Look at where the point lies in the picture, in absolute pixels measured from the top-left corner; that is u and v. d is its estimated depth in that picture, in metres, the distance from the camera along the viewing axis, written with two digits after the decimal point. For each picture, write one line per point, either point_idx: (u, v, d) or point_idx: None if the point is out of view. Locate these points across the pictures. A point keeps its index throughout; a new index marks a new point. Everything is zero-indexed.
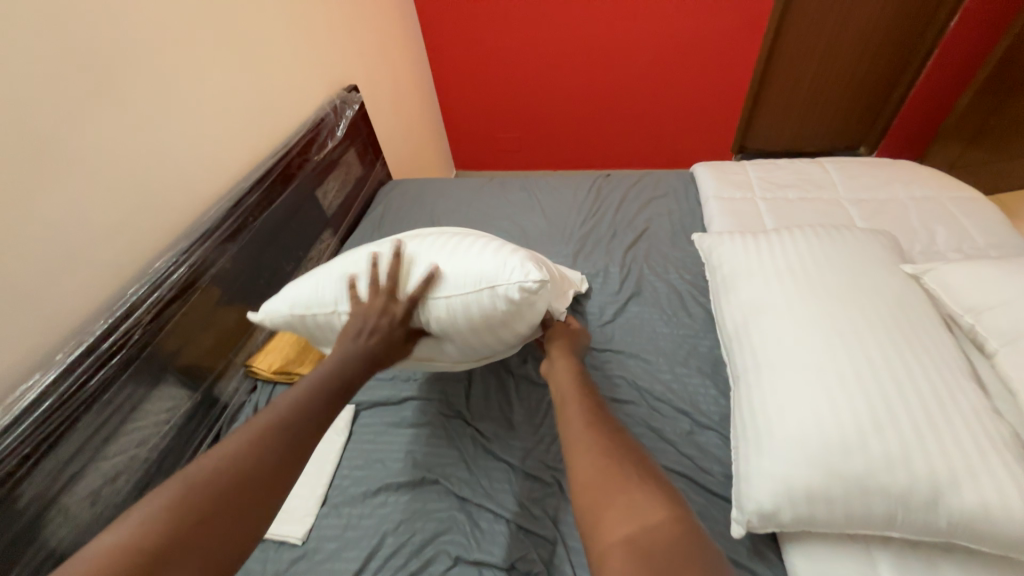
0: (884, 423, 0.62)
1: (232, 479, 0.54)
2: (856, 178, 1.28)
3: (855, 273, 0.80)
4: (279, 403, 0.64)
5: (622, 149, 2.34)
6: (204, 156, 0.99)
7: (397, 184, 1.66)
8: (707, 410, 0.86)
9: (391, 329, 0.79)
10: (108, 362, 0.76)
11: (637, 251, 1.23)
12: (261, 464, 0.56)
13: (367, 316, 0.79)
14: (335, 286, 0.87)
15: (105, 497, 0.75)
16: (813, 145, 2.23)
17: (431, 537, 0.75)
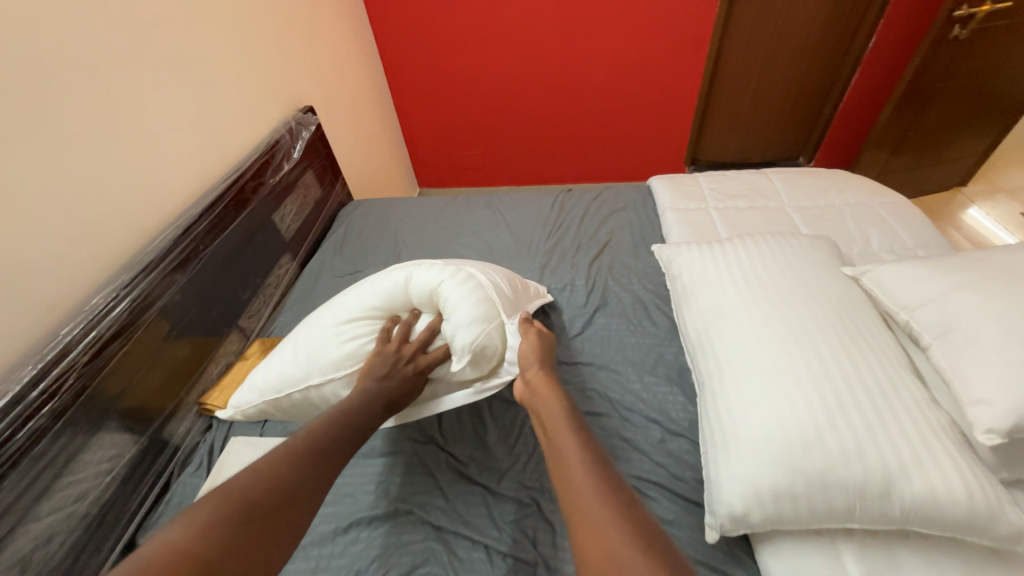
0: (838, 419, 0.65)
1: (264, 505, 0.53)
2: (797, 186, 1.37)
3: (802, 277, 0.85)
4: (281, 446, 0.61)
5: (582, 164, 2.41)
6: (146, 183, 0.94)
7: (359, 205, 1.63)
8: (676, 417, 0.88)
9: (411, 375, 0.80)
10: (38, 413, 0.69)
11: (602, 263, 1.25)
12: (286, 495, 0.55)
13: (398, 360, 0.81)
14: (305, 361, 0.85)
15: (37, 563, 0.68)
16: (758, 156, 2.38)
17: (408, 571, 0.72)
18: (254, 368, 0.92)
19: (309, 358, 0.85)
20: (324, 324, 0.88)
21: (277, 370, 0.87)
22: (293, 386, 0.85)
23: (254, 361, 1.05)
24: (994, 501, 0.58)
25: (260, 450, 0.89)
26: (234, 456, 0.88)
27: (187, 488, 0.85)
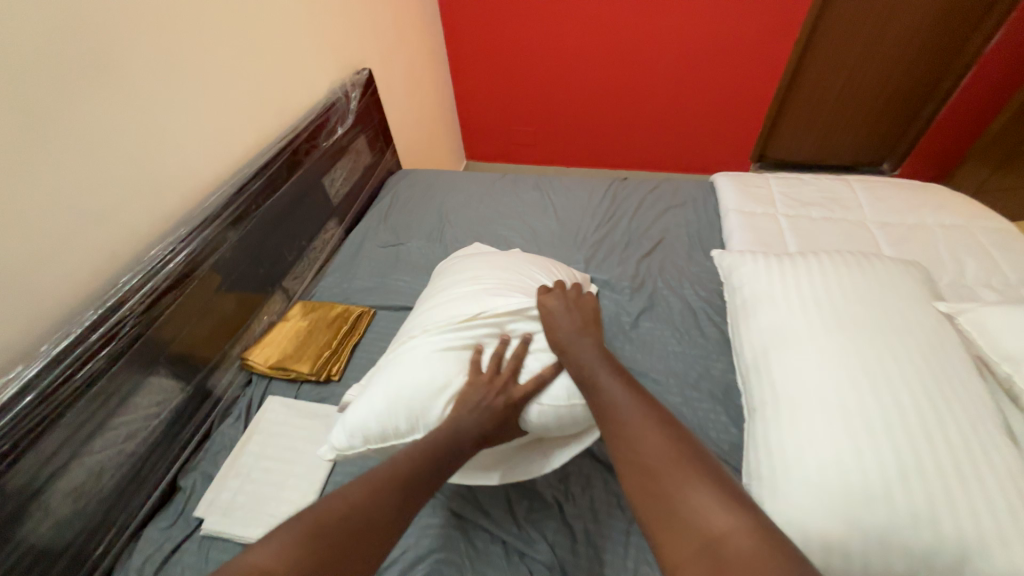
0: (912, 477, 0.58)
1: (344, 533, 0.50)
2: (884, 200, 1.23)
3: (886, 307, 0.76)
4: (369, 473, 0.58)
5: (637, 150, 2.29)
6: (206, 138, 0.94)
7: (407, 174, 1.61)
8: (717, 438, 0.83)
9: (508, 410, 0.68)
10: (97, 354, 0.72)
11: (652, 262, 1.18)
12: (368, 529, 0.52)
13: (487, 390, 0.69)
14: (415, 405, 0.71)
15: (88, 494, 0.72)
16: (834, 158, 2.17)
17: (424, 554, 0.72)
18: (350, 407, 0.75)
19: (419, 402, 0.71)
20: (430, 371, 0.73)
21: (373, 411, 0.72)
22: (399, 437, 0.71)
23: (294, 322, 1.07)
24: None
25: (294, 412, 0.92)
26: (270, 416, 0.91)
27: (225, 439, 0.89)
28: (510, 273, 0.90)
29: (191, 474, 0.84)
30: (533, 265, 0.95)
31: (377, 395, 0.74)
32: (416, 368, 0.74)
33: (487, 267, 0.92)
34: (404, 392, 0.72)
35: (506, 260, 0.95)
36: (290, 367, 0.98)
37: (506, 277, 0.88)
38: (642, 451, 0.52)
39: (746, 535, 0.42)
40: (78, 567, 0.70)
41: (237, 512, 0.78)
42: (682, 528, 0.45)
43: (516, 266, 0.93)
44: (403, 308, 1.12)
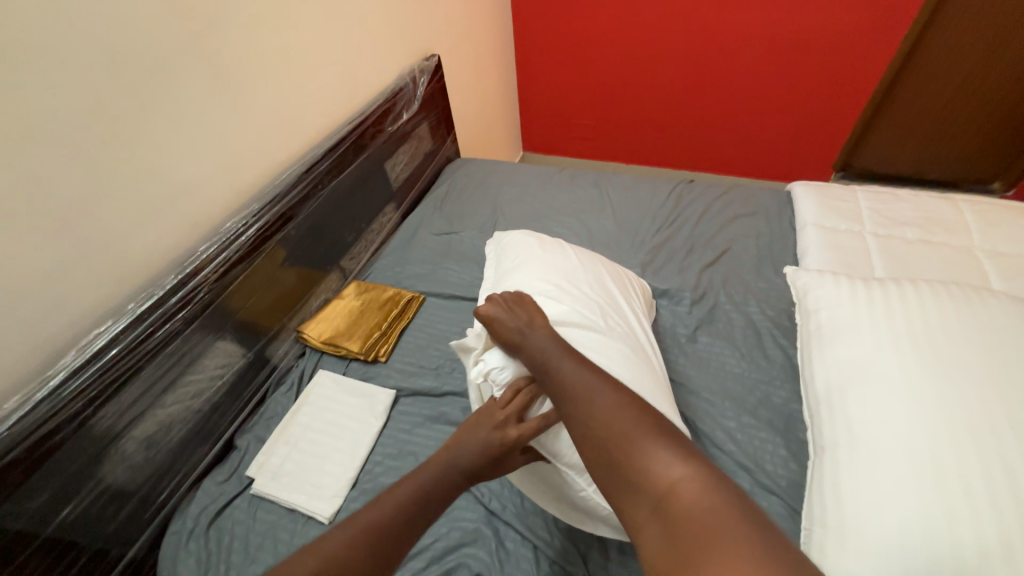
0: (1019, 553, 0.50)
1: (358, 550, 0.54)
2: (997, 225, 1.08)
3: (997, 352, 0.66)
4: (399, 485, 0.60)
5: (705, 151, 2.16)
6: (282, 118, 0.98)
7: (465, 163, 1.61)
8: (774, 472, 0.76)
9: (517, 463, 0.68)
10: (174, 316, 0.78)
11: (714, 274, 1.11)
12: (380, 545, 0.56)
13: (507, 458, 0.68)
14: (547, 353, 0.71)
15: (158, 443, 0.79)
16: (933, 172, 1.94)
17: (455, 546, 0.73)
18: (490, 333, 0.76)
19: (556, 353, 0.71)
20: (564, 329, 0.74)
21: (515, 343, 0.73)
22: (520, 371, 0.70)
23: (348, 301, 1.10)
24: None
25: (342, 388, 0.95)
26: (320, 389, 0.95)
27: (278, 406, 0.94)
28: (593, 283, 0.86)
29: (246, 435, 0.90)
30: (610, 276, 0.91)
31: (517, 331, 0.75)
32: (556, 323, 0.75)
33: (569, 268, 0.87)
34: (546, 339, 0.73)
35: (585, 264, 0.90)
36: (341, 344, 1.01)
37: (592, 288, 0.84)
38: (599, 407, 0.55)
39: (695, 481, 0.45)
40: (146, 509, 0.77)
41: (284, 478, 0.82)
42: (636, 486, 0.47)
43: (599, 277, 0.89)
44: (451, 297, 1.13)
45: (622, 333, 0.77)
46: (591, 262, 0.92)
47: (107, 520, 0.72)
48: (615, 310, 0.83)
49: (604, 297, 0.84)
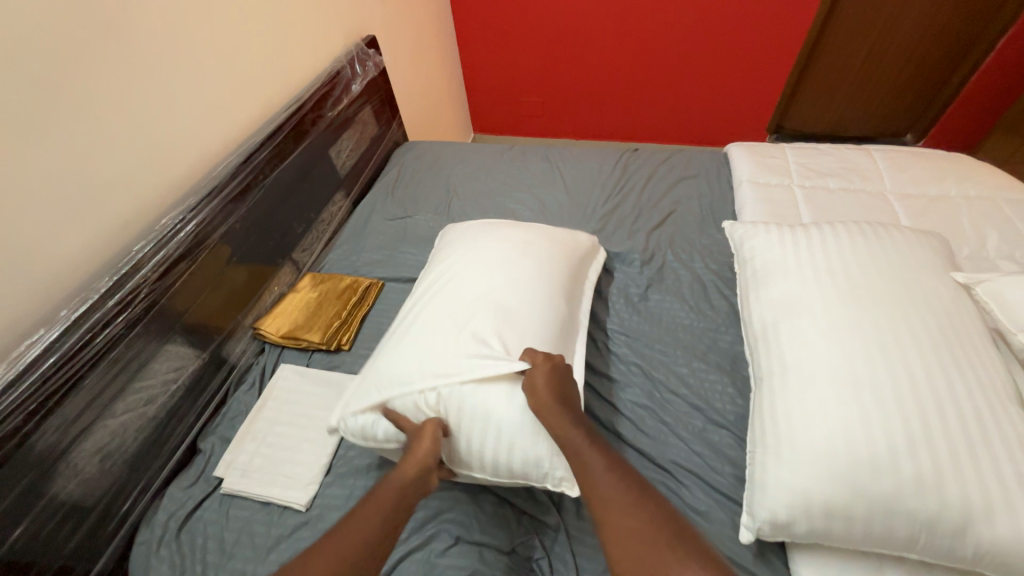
0: (919, 444, 0.58)
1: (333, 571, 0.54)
2: (904, 170, 1.19)
3: (900, 278, 0.74)
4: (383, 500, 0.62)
5: (649, 121, 2.22)
6: (211, 108, 0.93)
7: (414, 146, 1.59)
8: (722, 407, 0.84)
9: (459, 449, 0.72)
10: (114, 321, 0.74)
11: (662, 234, 1.17)
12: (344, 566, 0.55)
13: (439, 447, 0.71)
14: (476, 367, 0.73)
15: (113, 454, 0.75)
16: (854, 129, 2.09)
17: (434, 514, 0.75)
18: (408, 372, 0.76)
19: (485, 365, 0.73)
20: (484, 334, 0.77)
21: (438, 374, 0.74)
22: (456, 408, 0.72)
23: (304, 293, 1.08)
24: None
25: (307, 379, 0.95)
26: (283, 383, 0.94)
27: (241, 404, 0.92)
28: (457, 267, 0.89)
29: (210, 437, 0.88)
30: (483, 246, 0.93)
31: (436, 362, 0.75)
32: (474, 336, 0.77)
33: (438, 266, 0.93)
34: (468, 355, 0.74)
35: (454, 252, 0.94)
36: (301, 336, 1.00)
37: (478, 270, 0.87)
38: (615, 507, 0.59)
39: None
40: (108, 521, 0.74)
41: (255, 473, 0.81)
42: None
43: (469, 253, 0.92)
44: (410, 280, 1.13)
45: (473, 308, 0.80)
46: (461, 247, 0.95)
47: (65, 536, 0.69)
48: (475, 283, 0.85)
49: (465, 274, 0.87)
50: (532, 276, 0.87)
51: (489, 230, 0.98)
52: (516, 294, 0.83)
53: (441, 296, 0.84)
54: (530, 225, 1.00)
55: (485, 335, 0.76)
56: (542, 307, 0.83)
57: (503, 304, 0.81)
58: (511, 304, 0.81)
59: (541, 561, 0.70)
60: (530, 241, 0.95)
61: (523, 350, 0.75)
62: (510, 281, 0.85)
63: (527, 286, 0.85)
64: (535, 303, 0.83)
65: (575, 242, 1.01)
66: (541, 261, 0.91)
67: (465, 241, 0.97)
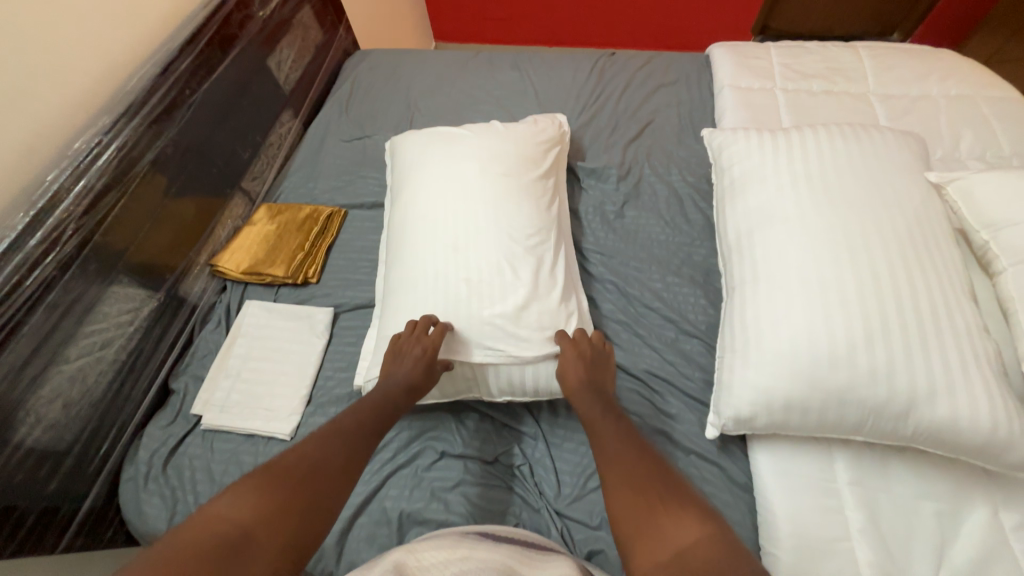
0: (877, 339, 0.61)
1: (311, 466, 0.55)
2: (890, 69, 1.13)
3: (875, 181, 0.73)
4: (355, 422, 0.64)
5: (627, 23, 2.03)
6: (108, 3, 0.77)
7: (367, 55, 1.41)
8: (694, 318, 0.86)
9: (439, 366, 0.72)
10: (43, 262, 0.66)
11: (639, 147, 1.11)
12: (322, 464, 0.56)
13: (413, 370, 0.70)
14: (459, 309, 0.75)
15: (78, 399, 0.73)
16: (840, 29, 1.97)
17: (418, 433, 0.78)
18: (397, 318, 0.78)
19: (467, 306, 0.75)
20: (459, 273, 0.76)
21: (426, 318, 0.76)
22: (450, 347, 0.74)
23: (261, 226, 1.01)
24: (1016, 433, 0.56)
25: (276, 315, 0.91)
26: (251, 319, 0.90)
27: (209, 343, 0.89)
28: (409, 218, 0.83)
29: (181, 377, 0.86)
30: (428, 186, 0.84)
31: (421, 307, 0.76)
32: (448, 279, 0.76)
33: (393, 219, 0.87)
34: (448, 298, 0.75)
35: (403, 200, 0.87)
36: (264, 271, 0.94)
37: (443, 198, 0.82)
38: (624, 464, 0.57)
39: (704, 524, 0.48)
40: (88, 463, 0.73)
41: (234, 408, 0.81)
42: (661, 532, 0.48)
43: (416, 197, 0.85)
44: (375, 206, 1.06)
45: (437, 271, 0.77)
46: (408, 189, 0.87)
47: (44, 480, 0.68)
48: (429, 236, 0.80)
49: (418, 228, 0.81)
50: (487, 207, 0.80)
51: (432, 156, 0.88)
52: (471, 233, 0.78)
53: (403, 261, 0.80)
54: (471, 138, 0.89)
55: (461, 295, 0.75)
56: (505, 236, 0.78)
57: (461, 250, 0.78)
58: (474, 250, 0.77)
59: (523, 467, 0.74)
60: (478, 162, 0.85)
61: (500, 285, 0.75)
62: (466, 224, 0.79)
63: (485, 221, 0.79)
64: (499, 237, 0.78)
65: (529, 138, 0.90)
66: (495, 183, 0.83)
67: (410, 180, 0.88)
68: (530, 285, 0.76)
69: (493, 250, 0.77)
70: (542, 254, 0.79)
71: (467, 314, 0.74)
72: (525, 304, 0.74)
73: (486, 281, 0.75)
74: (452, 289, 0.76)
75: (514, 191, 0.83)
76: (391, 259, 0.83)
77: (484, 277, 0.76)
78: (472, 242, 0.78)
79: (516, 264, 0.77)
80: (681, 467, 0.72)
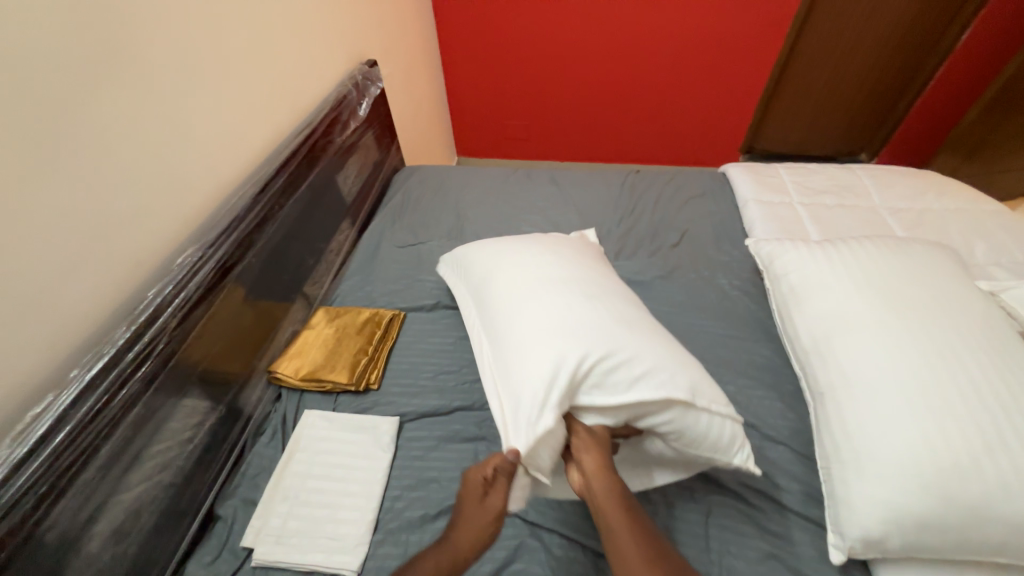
0: (999, 449, 0.60)
1: None
2: (890, 187, 1.29)
3: (936, 291, 0.79)
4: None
5: (632, 144, 2.31)
6: (223, 135, 0.86)
7: (415, 171, 1.55)
8: (776, 424, 0.84)
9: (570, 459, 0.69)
10: (132, 378, 0.64)
11: (681, 253, 1.19)
12: None
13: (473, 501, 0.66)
14: (628, 349, 0.72)
15: (128, 535, 0.64)
16: (817, 149, 2.27)
17: (502, 565, 0.70)
18: (544, 374, 0.68)
19: (632, 343, 0.73)
20: (607, 318, 0.77)
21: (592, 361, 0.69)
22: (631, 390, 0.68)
23: (321, 330, 1.00)
24: None
25: (337, 426, 0.86)
26: (311, 431, 0.85)
27: (263, 460, 0.82)
28: (519, 293, 0.84)
29: (229, 501, 0.77)
30: (523, 263, 0.91)
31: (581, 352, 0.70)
32: (598, 322, 0.76)
33: (492, 302, 0.87)
34: (607, 339, 0.73)
35: (497, 278, 0.91)
36: (325, 378, 0.91)
37: (551, 272, 0.88)
38: None
39: None
40: None
41: (292, 538, 0.72)
42: None
43: (511, 273, 0.90)
44: (435, 309, 1.07)
45: (584, 317, 0.76)
46: (499, 269, 0.92)
47: None
48: (557, 297, 0.81)
49: (532, 296, 0.82)
50: (596, 278, 0.89)
51: (511, 251, 0.96)
52: (596, 291, 0.84)
53: (519, 317, 0.80)
54: (545, 237, 1.01)
55: (618, 334, 0.74)
56: (625, 301, 0.85)
57: (596, 302, 0.80)
58: (608, 305, 0.81)
59: None
60: (563, 249, 0.96)
61: (644, 327, 0.79)
62: (587, 286, 0.84)
63: (595, 286, 0.86)
64: (620, 298, 0.85)
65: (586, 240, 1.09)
66: (589, 264, 0.94)
67: (501, 269, 0.92)
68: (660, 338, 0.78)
69: (614, 306, 0.81)
70: (647, 318, 0.84)
71: (634, 351, 0.72)
72: (673, 348, 0.76)
73: (633, 322, 0.78)
74: (591, 327, 0.74)
75: (603, 274, 0.92)
76: (499, 325, 0.82)
77: (621, 324, 0.77)
78: (602, 296, 0.83)
79: (645, 320, 0.82)
80: None
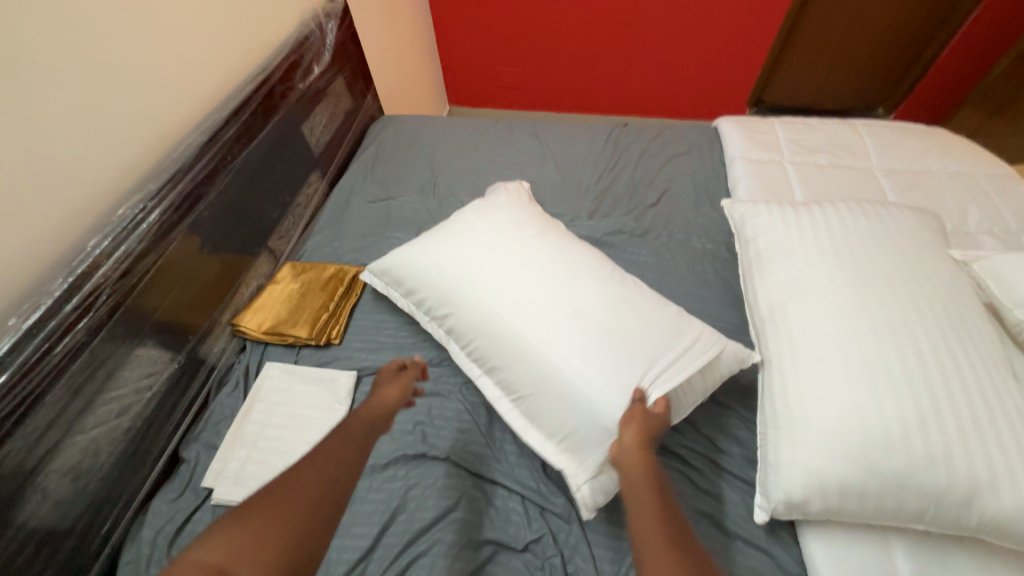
0: (931, 422, 0.60)
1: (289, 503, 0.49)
2: (889, 146, 1.21)
3: (904, 259, 0.75)
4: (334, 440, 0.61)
5: (632, 94, 2.17)
6: (169, 80, 0.82)
7: (392, 121, 1.49)
8: (727, 390, 0.84)
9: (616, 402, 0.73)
10: (74, 327, 0.65)
11: (657, 213, 1.15)
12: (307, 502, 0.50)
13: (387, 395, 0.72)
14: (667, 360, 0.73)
15: (87, 472, 0.69)
16: (831, 103, 2.12)
17: (443, 513, 0.73)
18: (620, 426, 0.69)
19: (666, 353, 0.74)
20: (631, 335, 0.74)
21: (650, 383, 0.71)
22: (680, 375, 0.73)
23: (285, 284, 1.01)
24: None
25: (296, 378, 0.88)
26: (270, 382, 0.88)
27: (225, 408, 0.85)
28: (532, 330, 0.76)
29: (193, 445, 0.81)
30: (509, 283, 0.81)
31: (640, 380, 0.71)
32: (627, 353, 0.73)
33: (500, 339, 0.78)
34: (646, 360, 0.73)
35: (468, 299, 0.82)
36: (286, 332, 0.93)
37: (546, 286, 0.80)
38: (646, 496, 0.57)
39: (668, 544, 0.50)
40: (89, 542, 0.68)
41: (247, 481, 0.76)
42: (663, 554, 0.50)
43: (504, 297, 0.80)
44: None
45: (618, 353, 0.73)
46: (462, 288, 0.83)
47: (42, 566, 0.63)
48: (574, 332, 0.75)
49: (549, 333, 0.75)
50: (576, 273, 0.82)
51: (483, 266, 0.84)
52: (591, 297, 0.78)
53: (556, 367, 0.73)
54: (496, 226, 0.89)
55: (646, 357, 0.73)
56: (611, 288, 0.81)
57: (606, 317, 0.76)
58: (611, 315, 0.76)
59: (556, 559, 0.70)
60: (525, 240, 0.86)
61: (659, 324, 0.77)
62: (583, 298, 0.78)
63: (581, 273, 0.82)
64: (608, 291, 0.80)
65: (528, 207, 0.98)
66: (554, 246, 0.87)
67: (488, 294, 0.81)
68: (673, 322, 0.78)
69: (614, 294, 0.80)
70: (644, 302, 0.80)
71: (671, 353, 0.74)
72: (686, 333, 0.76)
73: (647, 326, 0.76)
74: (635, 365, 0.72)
75: (570, 247, 0.87)
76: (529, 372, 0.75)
77: (650, 335, 0.75)
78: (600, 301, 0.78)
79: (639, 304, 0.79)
80: (728, 555, 0.67)
